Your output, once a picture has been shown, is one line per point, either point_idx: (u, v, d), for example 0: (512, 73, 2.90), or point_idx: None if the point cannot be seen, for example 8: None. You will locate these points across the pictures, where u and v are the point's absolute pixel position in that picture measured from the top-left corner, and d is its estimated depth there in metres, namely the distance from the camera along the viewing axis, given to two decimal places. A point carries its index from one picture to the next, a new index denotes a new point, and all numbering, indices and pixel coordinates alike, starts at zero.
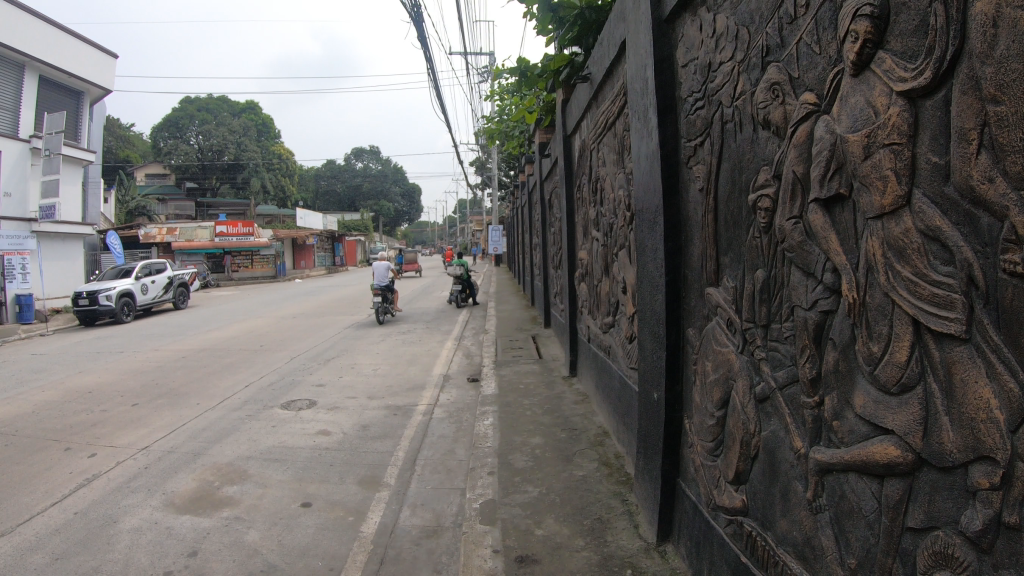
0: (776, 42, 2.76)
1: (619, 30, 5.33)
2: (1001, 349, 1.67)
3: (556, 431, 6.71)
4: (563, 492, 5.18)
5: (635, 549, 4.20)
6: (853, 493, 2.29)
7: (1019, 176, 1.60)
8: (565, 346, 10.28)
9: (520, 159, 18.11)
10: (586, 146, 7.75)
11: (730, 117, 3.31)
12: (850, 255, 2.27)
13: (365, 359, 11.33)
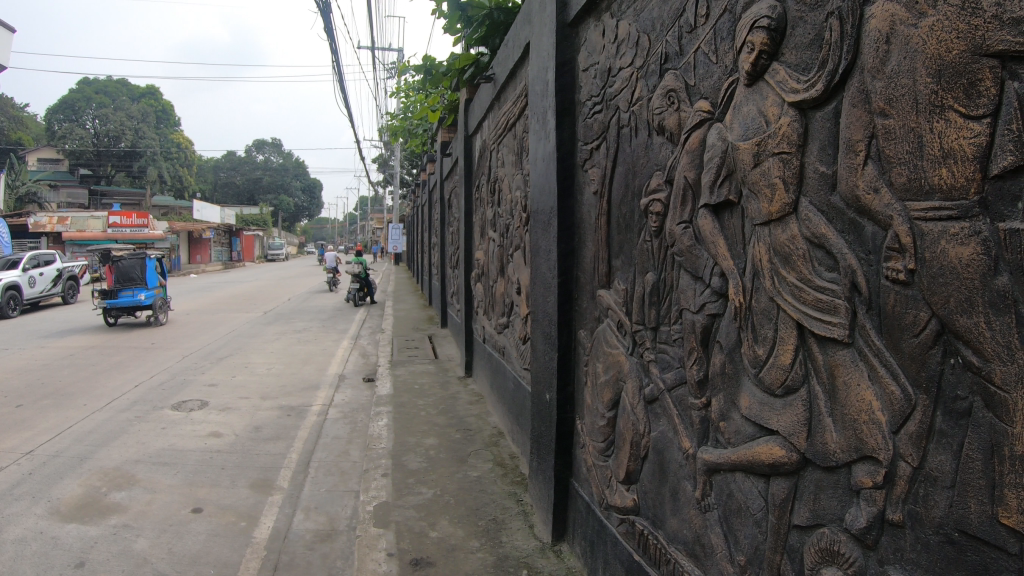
0: (675, 50, 2.82)
1: (524, 31, 5.35)
2: (883, 353, 1.75)
3: (450, 431, 6.68)
4: (457, 493, 5.16)
5: (530, 549, 4.22)
6: (740, 491, 2.35)
7: (905, 187, 1.68)
8: (460, 346, 10.29)
9: (421, 158, 18.02)
10: (487, 146, 7.76)
11: (626, 122, 3.36)
12: (738, 260, 2.33)
13: (258, 358, 11.05)
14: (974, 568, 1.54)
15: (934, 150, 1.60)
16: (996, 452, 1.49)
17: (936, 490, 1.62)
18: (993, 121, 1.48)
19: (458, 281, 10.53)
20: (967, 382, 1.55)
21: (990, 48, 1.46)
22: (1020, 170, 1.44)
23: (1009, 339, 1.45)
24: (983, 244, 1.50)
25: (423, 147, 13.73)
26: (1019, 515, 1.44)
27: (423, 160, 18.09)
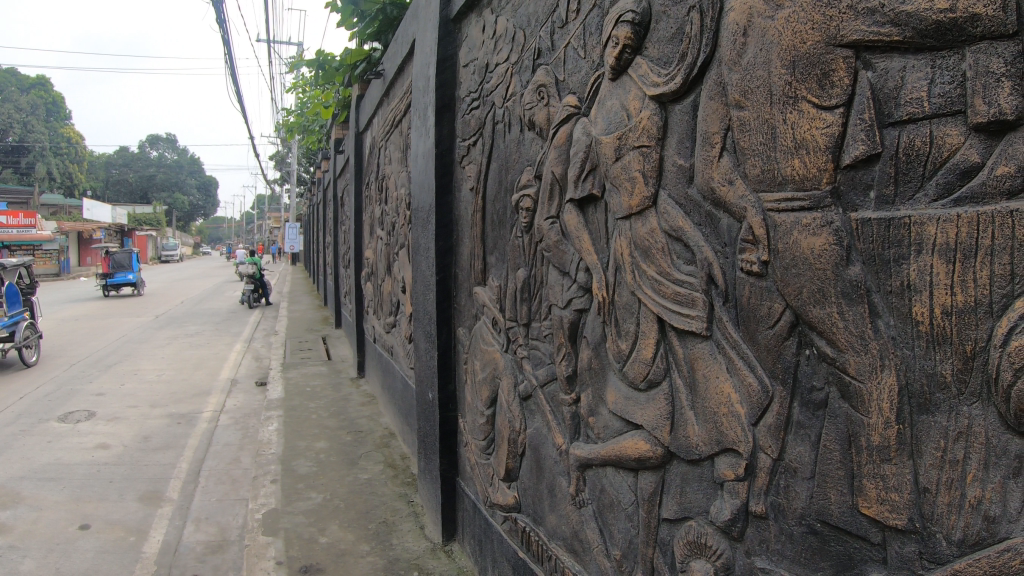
0: (547, 46, 2.77)
1: (410, 26, 5.22)
2: (740, 345, 1.76)
3: (340, 434, 6.50)
4: (347, 497, 5.01)
5: (421, 550, 4.13)
6: (611, 486, 2.34)
7: (758, 179, 1.69)
8: (354, 346, 10.07)
9: (316, 156, 17.51)
10: (376, 143, 7.57)
11: (500, 118, 3.31)
12: (602, 254, 2.32)
13: (148, 364, 10.50)
14: (838, 557, 1.57)
15: (787, 141, 1.61)
16: (853, 442, 1.53)
17: (797, 481, 1.64)
18: (846, 111, 1.50)
19: (350, 281, 10.29)
20: (823, 373, 1.58)
21: (845, 38, 1.48)
22: (871, 160, 1.48)
23: (863, 330, 1.49)
24: (835, 234, 1.52)
25: (316, 144, 13.36)
26: (879, 505, 1.48)
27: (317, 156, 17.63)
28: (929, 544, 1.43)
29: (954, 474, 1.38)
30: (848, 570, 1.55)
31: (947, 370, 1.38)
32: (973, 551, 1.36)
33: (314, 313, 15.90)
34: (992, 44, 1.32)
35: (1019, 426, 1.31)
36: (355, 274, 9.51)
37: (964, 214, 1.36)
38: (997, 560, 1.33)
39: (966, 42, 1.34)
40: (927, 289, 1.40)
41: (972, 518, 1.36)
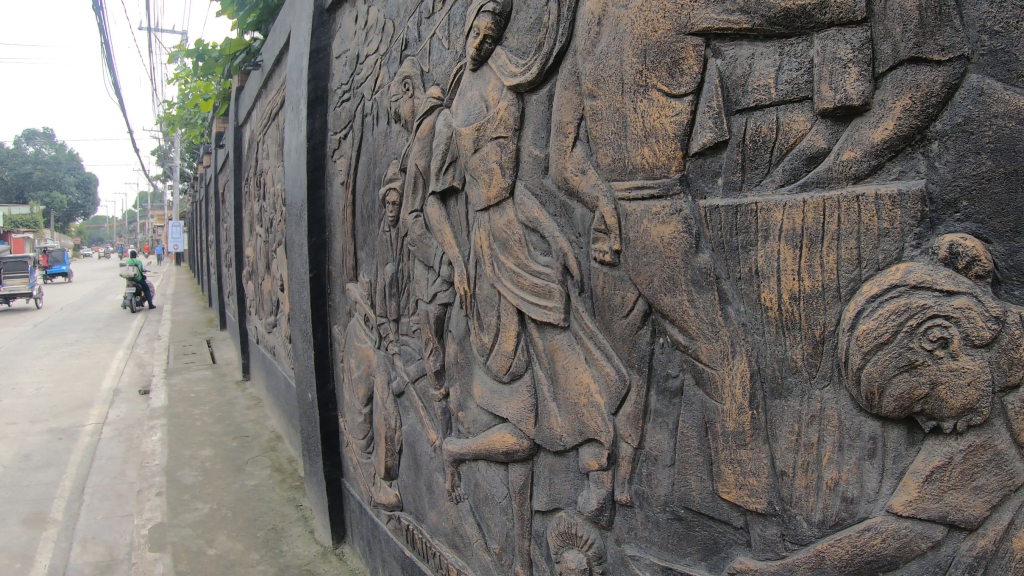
0: (414, 36, 2.70)
1: (285, 16, 4.97)
2: (597, 335, 1.77)
3: (226, 440, 6.26)
4: (235, 505, 4.80)
5: (311, 555, 3.99)
6: (484, 481, 2.32)
7: (610, 168, 1.69)
8: (239, 348, 9.73)
9: (197, 153, 16.81)
10: (254, 137, 7.27)
11: (369, 110, 3.24)
12: (464, 247, 2.30)
13: (23, 377, 9.71)
14: (703, 542, 1.60)
15: (637, 130, 1.62)
16: (709, 429, 1.55)
17: (658, 468, 1.65)
18: (695, 98, 1.52)
19: (233, 280, 9.94)
20: (676, 361, 1.60)
21: (695, 26, 1.49)
22: (719, 146, 1.51)
23: (713, 317, 1.51)
24: (684, 222, 1.54)
25: (200, 139, 12.72)
26: (738, 490, 1.51)
27: (199, 151, 16.91)
28: (790, 526, 1.47)
29: (810, 457, 1.42)
30: (713, 554, 1.58)
31: (798, 355, 1.42)
32: (835, 532, 1.41)
33: (200, 315, 15.28)
34: (841, 30, 1.35)
35: (871, 408, 1.35)
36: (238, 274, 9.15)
37: (810, 199, 1.39)
38: (857, 539, 1.38)
39: (814, 28, 1.37)
40: (775, 275, 1.44)
41: (831, 500, 1.41)
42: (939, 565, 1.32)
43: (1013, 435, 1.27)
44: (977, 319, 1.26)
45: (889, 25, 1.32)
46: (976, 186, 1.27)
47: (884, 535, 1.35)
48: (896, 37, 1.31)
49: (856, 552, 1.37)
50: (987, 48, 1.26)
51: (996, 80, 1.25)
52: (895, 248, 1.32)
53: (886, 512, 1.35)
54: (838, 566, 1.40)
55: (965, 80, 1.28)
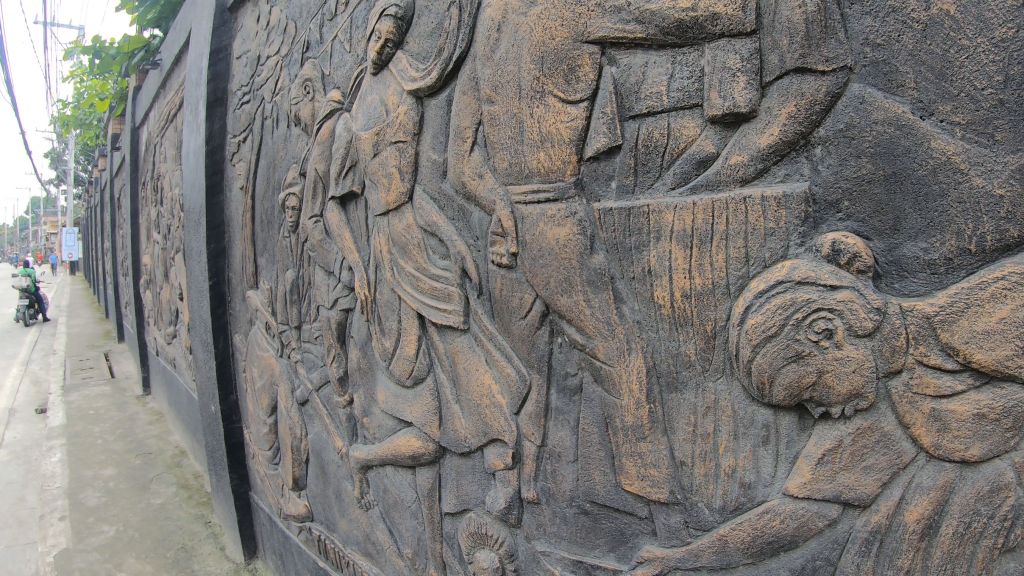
0: (315, 39, 2.68)
1: (186, 14, 4.81)
2: (496, 336, 1.79)
3: (129, 459, 6.05)
4: (142, 526, 4.64)
5: (222, 572, 3.90)
6: (392, 486, 2.32)
7: (507, 172, 1.71)
8: (138, 361, 9.40)
9: (91, 158, 16.16)
10: (152, 139, 7.02)
11: (270, 113, 3.19)
12: (363, 252, 2.30)
13: None
14: (610, 533, 1.65)
15: (534, 134, 1.65)
16: (609, 424, 1.60)
17: (562, 465, 1.69)
18: (590, 105, 1.57)
19: (130, 291, 9.59)
20: (575, 359, 1.65)
21: (592, 34, 1.54)
22: (613, 151, 1.55)
23: (608, 315, 1.56)
24: (579, 224, 1.58)
25: (96, 141, 12.20)
26: (640, 481, 1.57)
27: (92, 156, 16.24)
28: (692, 513, 1.53)
29: (707, 447, 1.49)
30: (621, 544, 1.64)
31: (691, 350, 1.48)
32: (735, 516, 1.48)
33: (96, 328, 14.69)
34: (731, 41, 1.41)
35: (762, 398, 1.42)
36: (135, 284, 8.85)
37: (699, 201, 1.45)
38: (758, 521, 1.46)
39: (705, 39, 1.43)
40: (666, 274, 1.49)
41: (729, 486, 1.48)
42: (837, 542, 1.41)
43: (898, 417, 1.36)
44: (860, 310, 1.33)
45: (777, 38, 1.39)
46: (857, 187, 1.35)
47: (783, 516, 1.43)
48: (783, 48, 1.38)
49: (757, 534, 1.46)
50: (869, 59, 1.33)
51: (876, 89, 1.33)
52: (780, 246, 1.40)
53: (784, 494, 1.43)
54: (742, 549, 1.47)
55: (848, 88, 1.35)
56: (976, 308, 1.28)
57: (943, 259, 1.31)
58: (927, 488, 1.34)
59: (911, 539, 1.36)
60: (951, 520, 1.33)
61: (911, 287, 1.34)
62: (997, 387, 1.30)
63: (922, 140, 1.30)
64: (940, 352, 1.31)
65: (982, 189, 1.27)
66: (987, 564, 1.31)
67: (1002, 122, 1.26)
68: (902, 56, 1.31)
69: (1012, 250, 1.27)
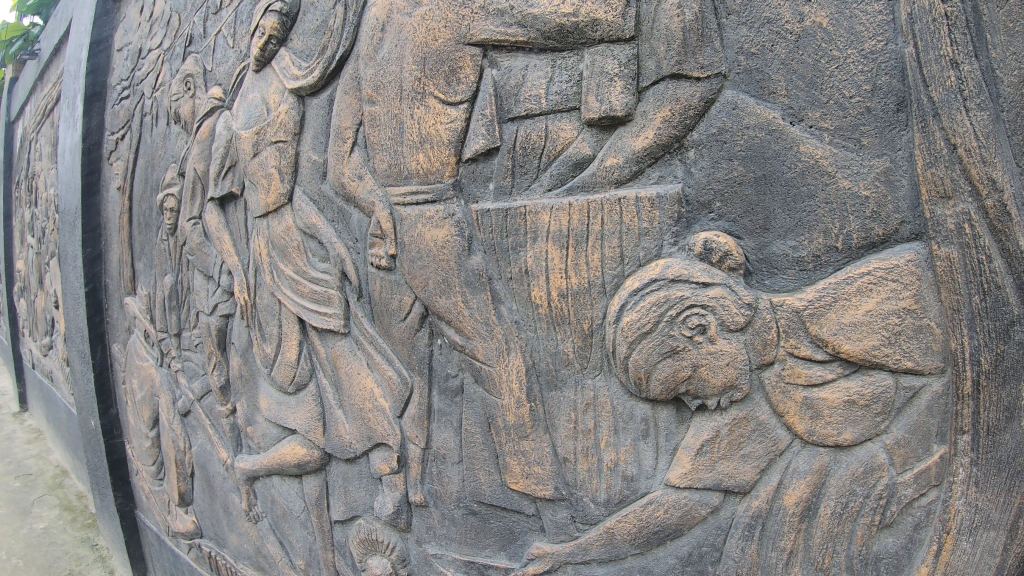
0: (198, 32, 2.54)
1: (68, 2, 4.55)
2: (377, 340, 1.78)
3: (7, 481, 5.71)
4: (24, 552, 4.39)
5: None
6: (280, 496, 2.27)
7: (385, 173, 1.68)
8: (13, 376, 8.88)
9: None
10: (27, 136, 6.61)
11: (148, 110, 2.96)
12: (243, 255, 2.26)
13: None
14: (499, 533, 1.66)
15: (413, 136, 1.62)
16: (490, 424, 1.60)
17: (447, 467, 1.69)
18: (469, 106, 1.56)
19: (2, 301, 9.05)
20: (455, 360, 1.64)
21: (474, 36, 1.53)
22: (491, 153, 1.55)
23: (487, 316, 1.56)
24: (457, 226, 1.58)
25: None
26: (525, 480, 1.58)
27: None
28: (578, 508, 1.56)
29: (588, 442, 1.52)
30: (511, 543, 1.65)
31: (569, 348, 1.51)
32: (619, 509, 1.52)
33: None
34: (609, 47, 1.44)
35: (639, 392, 1.46)
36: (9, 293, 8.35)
37: (575, 203, 1.47)
38: (641, 513, 1.49)
39: (585, 44, 1.45)
40: (543, 273, 1.51)
41: (612, 480, 1.51)
42: (721, 528, 1.47)
43: (772, 407, 1.43)
44: (732, 306, 1.38)
45: (654, 44, 1.43)
46: (728, 189, 1.40)
47: (666, 507, 1.47)
48: (660, 55, 1.42)
49: (643, 526, 1.49)
50: (743, 66, 1.39)
51: (749, 96, 1.39)
52: (654, 245, 1.43)
53: (665, 486, 1.47)
54: (629, 540, 1.51)
55: (721, 94, 1.40)
56: (843, 301, 1.37)
57: (811, 256, 1.38)
58: (803, 473, 1.42)
59: (792, 521, 1.43)
60: (829, 501, 1.42)
61: (781, 283, 1.40)
62: (865, 374, 1.39)
63: (791, 145, 1.36)
64: (809, 344, 1.39)
65: (848, 190, 1.35)
66: (866, 540, 1.42)
67: (868, 128, 1.34)
68: (775, 64, 1.37)
69: (876, 247, 1.36)
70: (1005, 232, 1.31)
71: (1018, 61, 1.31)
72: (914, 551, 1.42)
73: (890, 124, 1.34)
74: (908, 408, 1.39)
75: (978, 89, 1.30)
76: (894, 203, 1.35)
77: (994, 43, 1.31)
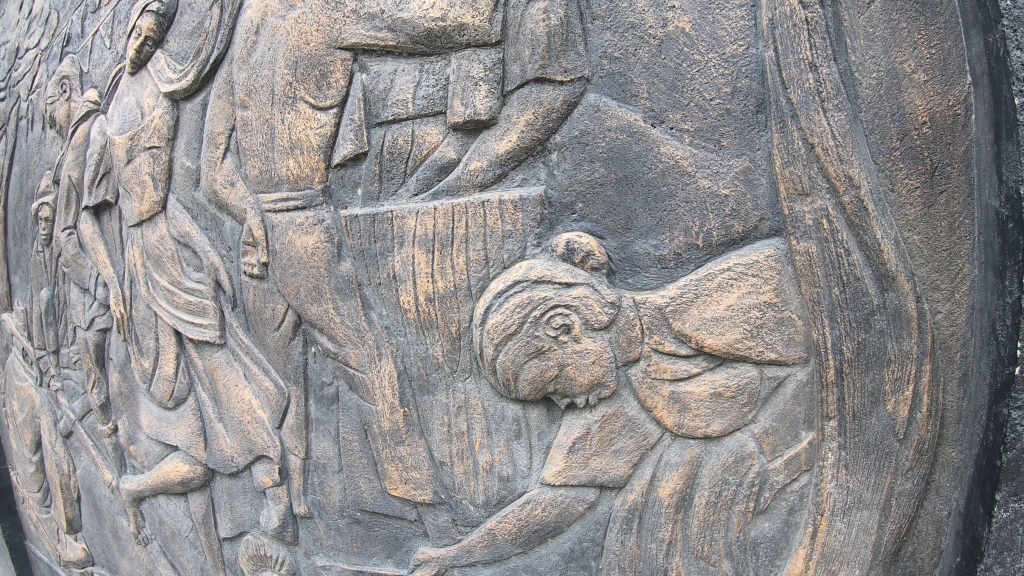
0: (76, 32, 2.42)
1: None
2: (253, 350, 1.75)
3: None
4: None
5: None
6: (167, 516, 2.18)
7: (257, 179, 1.63)
8: None
9: None
10: None
11: (23, 114, 2.79)
12: (119, 266, 2.18)
13: None
14: (385, 540, 1.64)
15: (283, 141, 1.58)
16: (367, 431, 1.59)
17: (328, 476, 1.66)
18: (339, 111, 1.54)
19: None
20: (329, 368, 1.62)
21: (345, 41, 1.51)
22: (359, 158, 1.54)
23: (358, 322, 1.55)
24: (327, 232, 1.56)
25: None
26: (404, 485, 1.57)
27: None
28: (458, 511, 1.55)
29: (462, 445, 1.52)
30: (397, 549, 1.64)
31: (439, 351, 1.51)
32: (499, 509, 1.52)
33: None
34: (476, 52, 1.45)
35: (509, 393, 1.47)
36: None
37: (440, 207, 1.47)
38: (521, 512, 1.50)
39: (453, 48, 1.46)
40: (410, 278, 1.50)
41: (489, 481, 1.52)
42: (600, 522, 1.49)
43: (640, 402, 1.45)
44: (595, 305, 1.41)
45: (519, 49, 1.43)
46: (590, 190, 1.43)
47: (544, 505, 1.49)
48: (525, 59, 1.43)
49: (522, 525, 1.50)
50: (606, 70, 1.42)
51: (611, 99, 1.42)
52: (518, 248, 1.45)
53: (542, 484, 1.49)
54: (510, 540, 1.51)
55: (584, 98, 1.43)
56: (705, 297, 1.41)
57: (673, 254, 1.42)
58: (675, 465, 1.46)
59: (668, 512, 1.46)
60: (702, 491, 1.46)
61: (643, 281, 1.43)
62: (730, 367, 1.43)
63: (651, 146, 1.40)
64: (673, 340, 1.42)
65: (708, 189, 1.40)
66: (742, 526, 1.46)
67: (728, 129, 1.39)
68: (637, 68, 1.41)
69: (736, 244, 1.41)
70: (862, 226, 1.39)
71: (877, 65, 1.38)
72: (790, 533, 1.47)
73: (750, 125, 1.39)
74: (774, 397, 1.44)
75: (835, 91, 1.38)
76: (753, 201, 1.40)
77: (855, 47, 1.38)
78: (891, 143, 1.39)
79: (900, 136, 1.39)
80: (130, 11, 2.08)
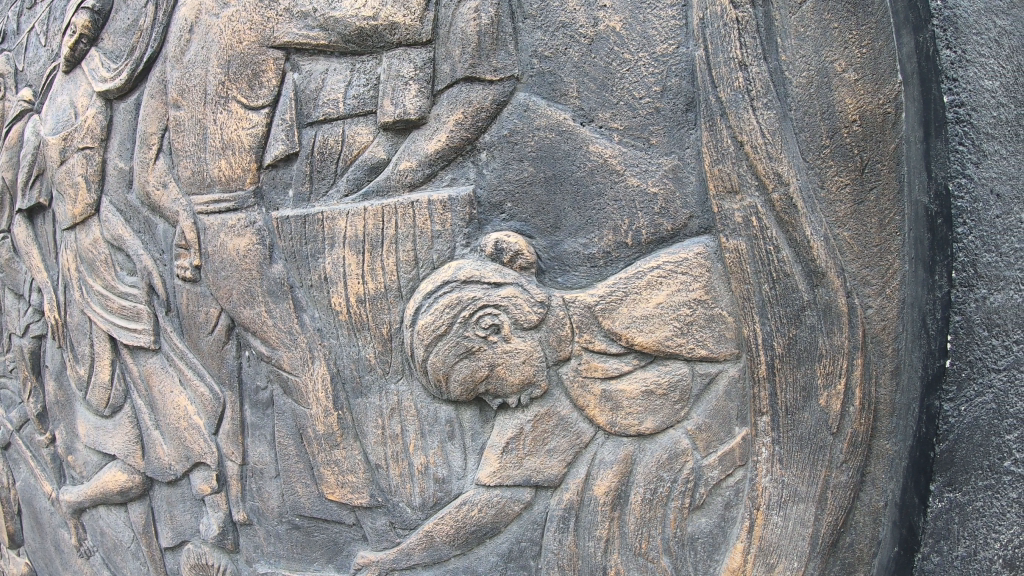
0: (11, 28, 2.35)
1: None
2: (187, 355, 1.72)
3: None
4: None
5: None
6: (108, 527, 2.12)
7: (190, 181, 1.60)
8: None
9: None
10: None
11: None
12: (53, 271, 2.13)
13: None
14: (324, 545, 1.62)
15: (215, 142, 1.56)
16: (303, 435, 1.57)
17: (265, 482, 1.64)
18: (271, 111, 1.52)
19: None
20: (263, 371, 1.60)
21: (278, 39, 1.49)
22: (291, 159, 1.52)
23: (290, 325, 1.53)
24: (258, 234, 1.54)
25: None
26: (341, 489, 1.56)
27: None
28: (396, 514, 1.54)
29: (397, 447, 1.51)
30: (337, 554, 1.61)
31: (372, 353, 1.49)
32: (436, 511, 1.51)
33: None
34: (407, 51, 1.44)
35: (441, 394, 1.46)
36: None
37: (371, 207, 1.46)
38: (458, 513, 1.49)
39: (384, 48, 1.45)
40: (342, 279, 1.49)
41: (425, 483, 1.51)
42: (537, 522, 1.49)
43: (572, 401, 1.45)
44: (524, 305, 1.41)
45: (450, 48, 1.43)
46: (519, 189, 1.43)
47: (480, 506, 1.48)
48: (455, 58, 1.42)
49: (460, 526, 1.49)
50: (537, 69, 1.42)
51: (541, 98, 1.42)
52: (447, 248, 1.44)
53: (477, 485, 1.48)
54: (448, 541, 1.50)
55: (513, 97, 1.43)
56: (635, 295, 1.41)
57: (602, 252, 1.42)
58: (610, 463, 1.46)
59: (604, 510, 1.47)
60: (637, 489, 1.46)
61: (573, 279, 1.44)
62: (661, 365, 1.44)
63: (580, 145, 1.40)
64: (603, 338, 1.43)
65: (637, 188, 1.41)
66: (679, 522, 1.47)
67: (657, 128, 1.40)
68: (567, 67, 1.41)
69: (666, 242, 1.42)
70: (791, 223, 1.41)
71: (807, 63, 1.40)
72: (727, 529, 1.48)
73: (679, 123, 1.40)
74: (706, 393, 1.45)
75: (764, 89, 1.39)
76: (682, 199, 1.41)
77: (785, 46, 1.40)
78: (821, 141, 1.41)
79: (830, 134, 1.41)
80: (65, 8, 2.03)
